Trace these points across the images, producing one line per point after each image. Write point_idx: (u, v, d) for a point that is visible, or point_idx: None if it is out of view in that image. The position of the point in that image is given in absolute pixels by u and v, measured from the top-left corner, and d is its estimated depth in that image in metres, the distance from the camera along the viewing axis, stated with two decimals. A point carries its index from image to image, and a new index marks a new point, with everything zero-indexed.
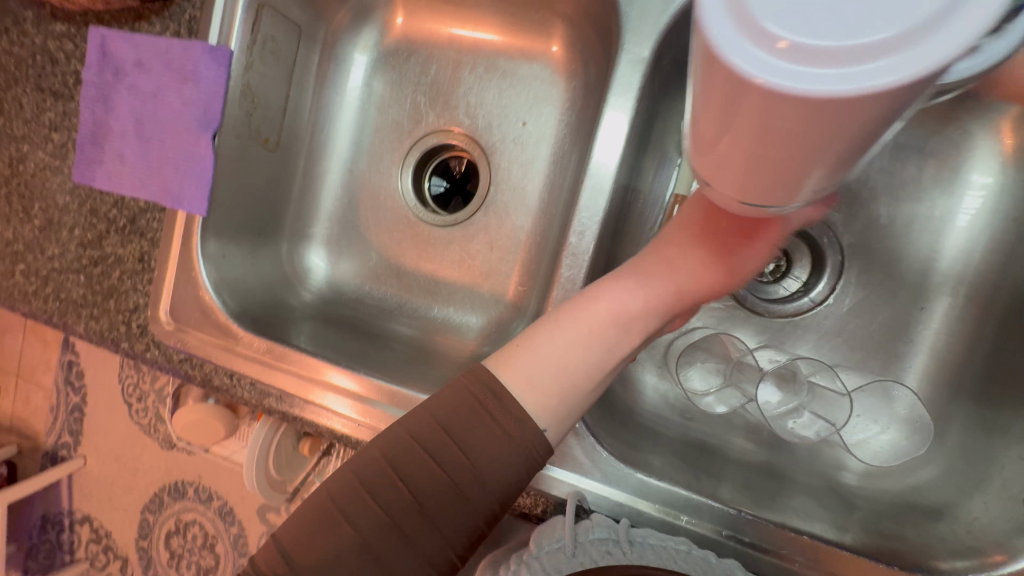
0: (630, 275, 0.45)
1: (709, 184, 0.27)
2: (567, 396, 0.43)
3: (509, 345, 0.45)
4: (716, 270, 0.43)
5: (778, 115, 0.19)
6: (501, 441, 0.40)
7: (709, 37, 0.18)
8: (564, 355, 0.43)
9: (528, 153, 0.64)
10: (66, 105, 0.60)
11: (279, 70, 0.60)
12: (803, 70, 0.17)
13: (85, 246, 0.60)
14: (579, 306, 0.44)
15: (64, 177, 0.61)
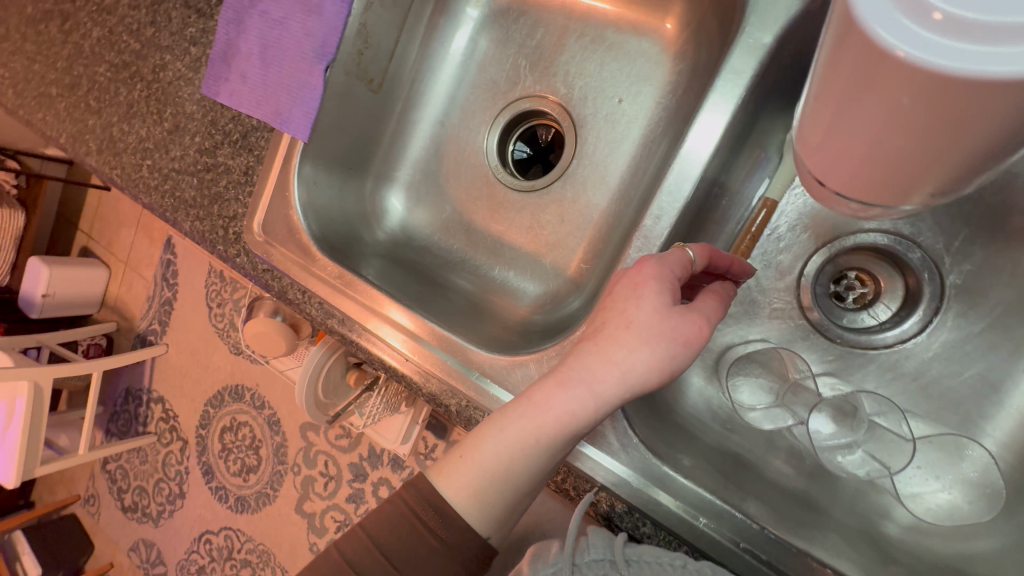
0: (579, 378, 0.40)
1: (827, 152, 0.30)
2: (506, 490, 0.43)
3: (455, 448, 0.45)
4: (678, 358, 0.40)
5: (914, 88, 0.22)
6: (504, 467, 0.42)
7: (859, 10, 0.21)
8: (509, 477, 0.42)
9: (619, 132, 0.63)
10: (207, 25, 0.68)
11: (395, 14, 0.63)
12: (949, 46, 0.20)
13: (202, 153, 0.67)
14: (521, 414, 0.41)
15: (195, 89, 0.68)
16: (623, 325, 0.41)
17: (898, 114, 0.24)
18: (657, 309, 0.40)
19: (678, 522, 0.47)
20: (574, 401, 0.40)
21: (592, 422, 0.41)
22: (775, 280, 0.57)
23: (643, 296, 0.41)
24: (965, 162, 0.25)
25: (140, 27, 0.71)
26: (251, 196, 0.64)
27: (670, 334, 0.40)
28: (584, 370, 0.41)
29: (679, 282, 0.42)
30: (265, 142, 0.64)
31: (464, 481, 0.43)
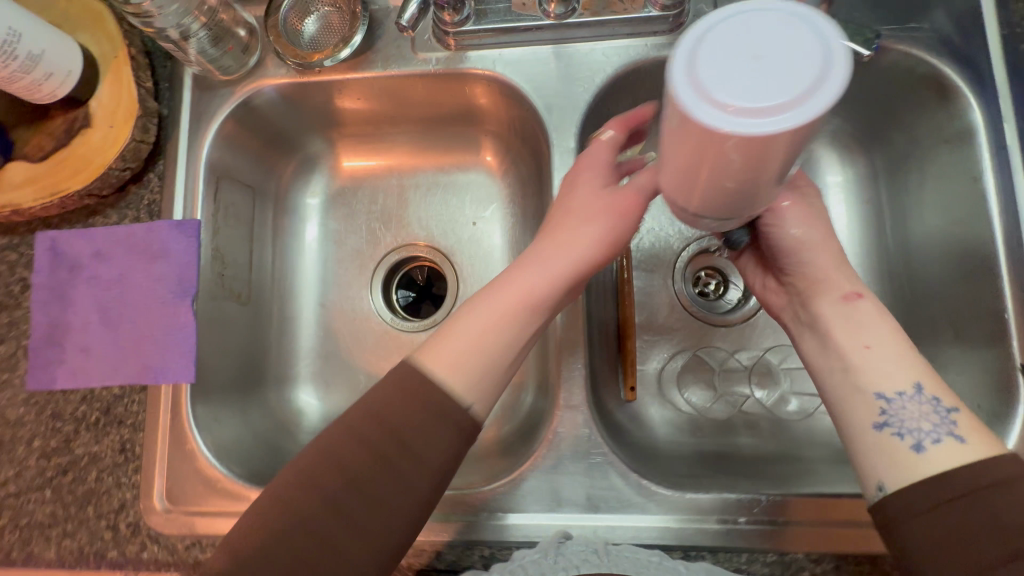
0: (527, 275, 0.45)
1: (674, 198, 0.34)
2: (495, 381, 0.43)
3: (433, 335, 0.44)
4: (619, 228, 0.46)
5: (726, 151, 0.26)
6: (434, 446, 0.41)
7: (680, 103, 0.25)
8: (479, 361, 0.43)
9: (485, 245, 0.71)
10: (11, 315, 0.58)
11: (241, 229, 0.64)
12: (736, 119, 0.24)
13: (49, 455, 0.55)
14: (478, 306, 0.44)
15: (15, 390, 0.57)
16: (612, 211, 0.46)
17: (718, 164, 0.27)
18: (604, 197, 0.47)
19: (725, 536, 0.48)
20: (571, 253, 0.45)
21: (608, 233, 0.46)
22: (661, 302, 0.69)
23: (581, 195, 0.47)
24: (768, 190, 0.31)
25: None
26: (140, 471, 0.54)
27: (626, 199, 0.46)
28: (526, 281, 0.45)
29: (612, 166, 0.49)
30: (139, 405, 0.55)
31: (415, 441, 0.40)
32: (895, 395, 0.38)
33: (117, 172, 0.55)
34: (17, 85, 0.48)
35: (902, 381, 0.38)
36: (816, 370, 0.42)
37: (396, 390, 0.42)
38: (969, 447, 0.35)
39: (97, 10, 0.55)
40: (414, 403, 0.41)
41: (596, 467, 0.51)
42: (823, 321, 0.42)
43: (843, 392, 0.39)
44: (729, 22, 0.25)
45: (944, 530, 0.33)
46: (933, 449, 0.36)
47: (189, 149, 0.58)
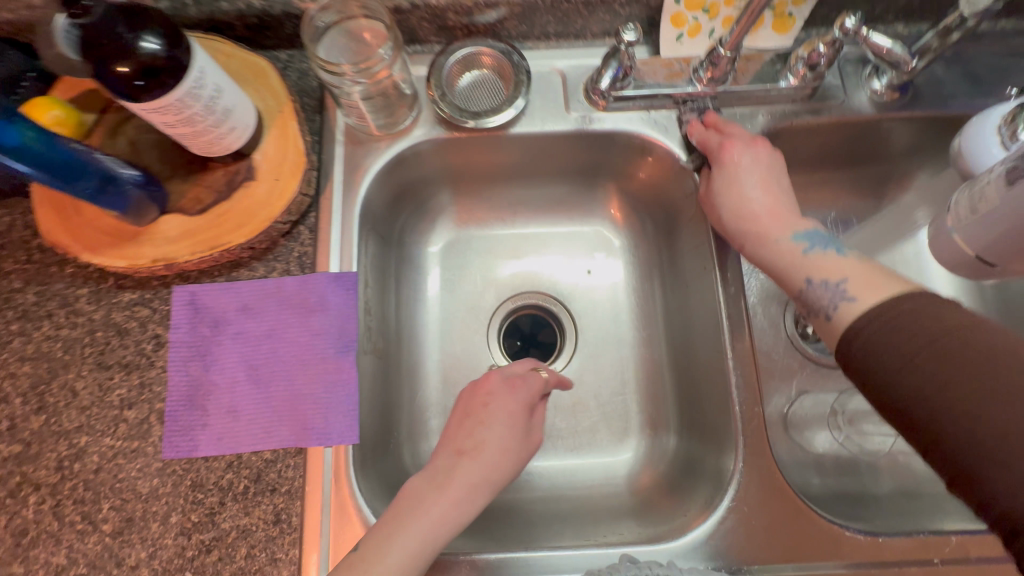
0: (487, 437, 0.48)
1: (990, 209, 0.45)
2: (447, 532, 0.45)
3: (373, 527, 0.45)
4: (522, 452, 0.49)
5: None
6: (434, 525, 0.44)
7: None
8: (427, 539, 0.44)
9: (604, 296, 0.73)
10: (143, 376, 0.54)
11: (378, 282, 0.63)
12: None
13: (189, 531, 0.50)
14: (467, 466, 0.47)
15: (147, 459, 0.52)
16: (509, 389, 0.51)
17: None
18: (493, 388, 0.51)
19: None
20: (498, 427, 0.49)
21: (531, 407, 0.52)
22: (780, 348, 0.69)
23: (498, 402, 0.50)
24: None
25: (20, 422, 0.53)
26: (298, 544, 0.50)
27: (507, 382, 0.52)
28: (534, 437, 0.52)
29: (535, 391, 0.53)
30: (294, 470, 0.51)
31: (428, 515, 0.44)
32: (811, 241, 0.49)
33: (279, 224, 0.54)
34: (203, 138, 0.48)
35: (836, 256, 0.47)
36: (750, 253, 0.53)
37: (454, 443, 0.48)
38: (858, 304, 0.42)
39: (260, 66, 0.56)
40: (434, 490, 0.45)
41: (782, 516, 0.51)
42: (773, 267, 0.50)
43: (777, 271, 0.50)
44: None
45: (901, 341, 0.37)
46: (841, 267, 0.45)
47: (344, 204, 0.58)
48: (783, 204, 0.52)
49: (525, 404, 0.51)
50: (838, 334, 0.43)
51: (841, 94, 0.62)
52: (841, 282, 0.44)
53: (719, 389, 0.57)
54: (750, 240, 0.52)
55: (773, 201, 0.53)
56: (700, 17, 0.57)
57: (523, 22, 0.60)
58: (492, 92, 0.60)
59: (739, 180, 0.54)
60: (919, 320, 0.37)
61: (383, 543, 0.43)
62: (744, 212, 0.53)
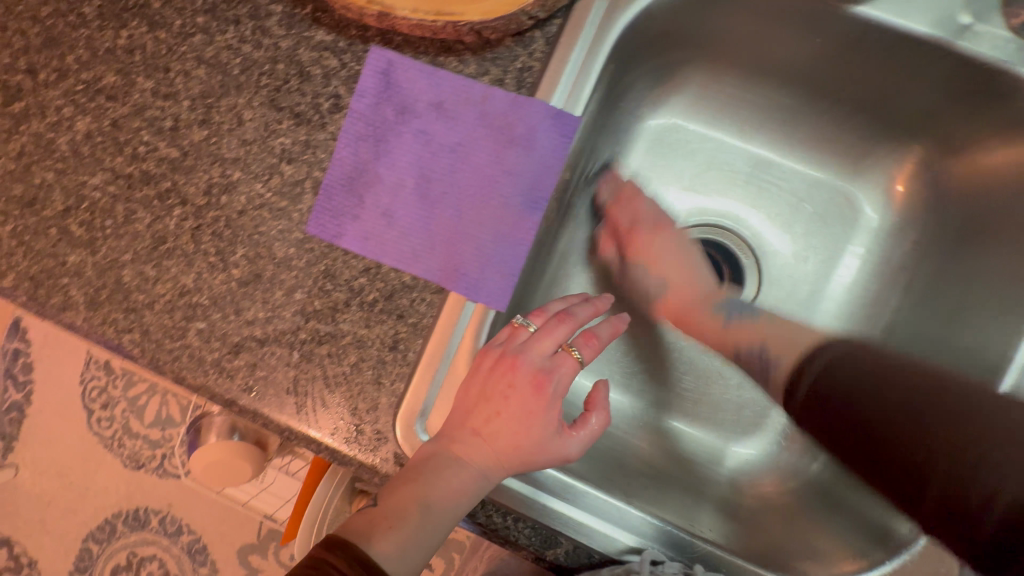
0: (493, 428, 0.43)
1: None
2: (453, 508, 0.40)
3: (397, 481, 0.40)
4: (547, 441, 0.43)
5: None
6: (435, 511, 0.40)
7: None
8: (448, 506, 0.40)
9: (812, 276, 0.58)
10: (311, 135, 0.47)
11: (583, 143, 0.51)
12: None
13: (308, 314, 0.47)
14: (481, 451, 0.42)
15: (289, 224, 0.47)
16: (532, 387, 0.44)
17: None
18: (518, 379, 0.44)
19: None
20: (520, 415, 0.43)
21: (529, 431, 0.43)
22: None
23: (506, 394, 0.43)
24: None
25: (181, 128, 0.48)
26: (406, 380, 0.46)
27: (530, 374, 0.44)
28: (562, 447, 0.43)
29: (559, 380, 0.45)
30: (427, 307, 0.46)
31: (456, 487, 0.41)
32: (715, 427, 0.57)
33: (524, 16, 0.41)
34: None
35: (735, 318, 0.56)
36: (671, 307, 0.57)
37: (469, 425, 0.43)
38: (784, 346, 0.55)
39: None
40: (439, 475, 0.40)
41: None
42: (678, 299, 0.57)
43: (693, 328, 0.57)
44: None
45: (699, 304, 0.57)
46: (669, 277, 0.58)
47: (602, 23, 0.44)
48: (677, 247, 0.58)
49: (547, 399, 0.44)
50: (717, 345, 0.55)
51: None
52: (752, 482, 0.55)
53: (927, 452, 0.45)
54: (647, 297, 0.59)
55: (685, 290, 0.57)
56: None
57: None
58: None
59: (673, 265, 0.58)
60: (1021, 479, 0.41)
61: (416, 500, 0.40)
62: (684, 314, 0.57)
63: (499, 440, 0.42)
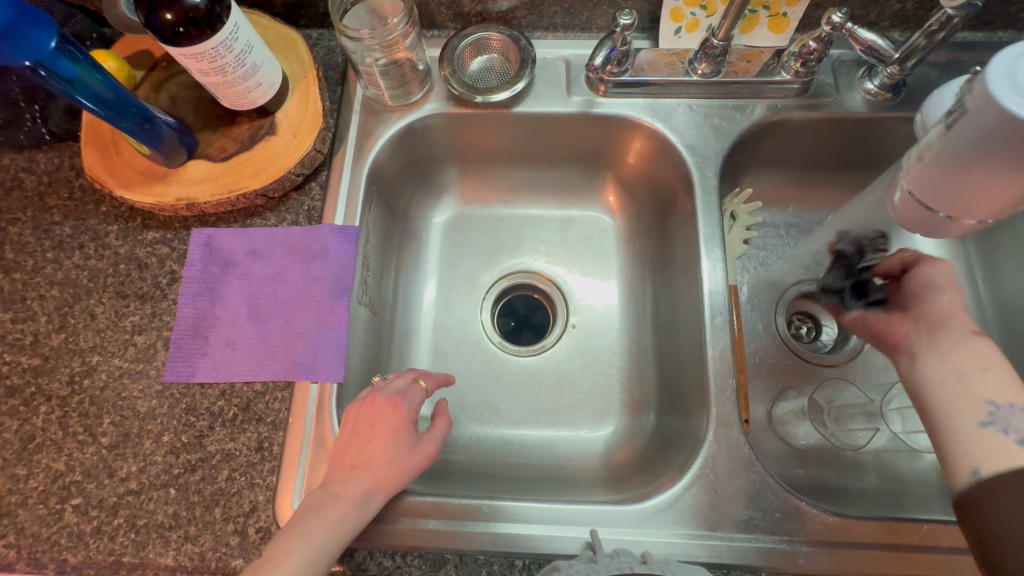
0: (365, 457, 0.48)
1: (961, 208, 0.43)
2: (337, 535, 0.44)
3: (288, 530, 0.44)
4: (414, 452, 0.50)
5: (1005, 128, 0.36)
6: (320, 544, 0.43)
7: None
8: (336, 534, 0.44)
9: (596, 280, 0.74)
10: (155, 306, 0.58)
11: (379, 242, 0.67)
12: None
13: (178, 450, 0.53)
14: (357, 480, 0.47)
15: (148, 381, 0.56)
16: (389, 410, 0.51)
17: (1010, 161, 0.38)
18: (374, 411, 0.51)
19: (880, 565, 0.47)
20: (385, 439, 0.49)
21: (393, 451, 0.49)
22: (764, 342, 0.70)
23: (372, 427, 0.50)
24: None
25: (41, 339, 0.57)
26: (276, 472, 0.52)
27: (384, 401, 0.51)
28: (427, 449, 0.51)
29: (413, 405, 0.53)
30: (280, 403, 0.54)
31: (337, 514, 0.45)
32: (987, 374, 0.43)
33: (292, 175, 0.58)
34: (233, 89, 0.53)
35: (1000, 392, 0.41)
36: (924, 389, 0.44)
37: (345, 466, 0.48)
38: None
39: (291, 37, 0.62)
40: (323, 510, 0.45)
41: (750, 491, 0.50)
42: (936, 309, 0.48)
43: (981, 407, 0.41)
44: None
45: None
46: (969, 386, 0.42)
47: (354, 164, 0.63)
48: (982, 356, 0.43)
49: (406, 416, 0.51)
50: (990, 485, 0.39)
51: (833, 93, 0.64)
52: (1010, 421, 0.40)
53: (695, 365, 0.59)
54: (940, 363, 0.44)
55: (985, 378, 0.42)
56: (697, 14, 0.60)
57: (532, 11, 0.64)
58: (500, 73, 0.65)
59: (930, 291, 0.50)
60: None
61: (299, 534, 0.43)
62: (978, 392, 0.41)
63: (371, 464, 0.48)
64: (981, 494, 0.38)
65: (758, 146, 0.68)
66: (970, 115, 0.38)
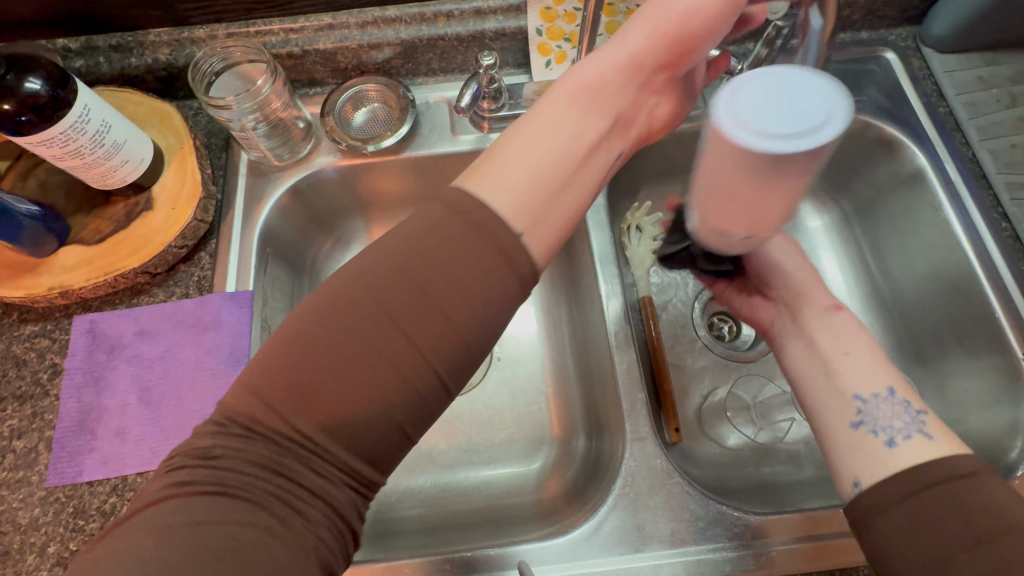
0: (507, 148, 0.39)
1: (722, 227, 0.41)
2: (413, 306, 0.33)
3: (479, 160, 0.40)
4: (561, 135, 0.40)
5: (741, 162, 0.32)
6: (379, 352, 0.32)
7: (724, 122, 0.31)
8: (530, 185, 0.38)
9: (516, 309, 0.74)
10: (36, 405, 0.54)
11: (283, 303, 0.65)
12: (764, 141, 0.30)
13: (65, 560, 0.49)
14: (474, 220, 0.36)
15: (30, 488, 0.51)
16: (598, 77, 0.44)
17: (740, 184, 0.34)
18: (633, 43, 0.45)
19: (805, 559, 0.47)
20: (558, 116, 0.41)
21: (543, 170, 0.39)
22: (684, 346, 0.71)
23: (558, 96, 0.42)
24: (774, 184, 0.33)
25: None
26: None
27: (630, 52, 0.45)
28: (582, 125, 0.42)
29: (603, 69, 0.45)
30: None
31: (447, 276, 0.34)
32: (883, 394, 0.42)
33: (174, 248, 0.57)
34: (96, 170, 0.52)
35: (898, 406, 0.41)
36: (801, 383, 0.46)
37: (443, 211, 0.36)
38: (934, 444, 0.38)
39: (165, 111, 0.61)
40: (403, 283, 0.34)
41: (672, 502, 0.50)
42: (796, 284, 0.50)
43: (841, 409, 0.42)
44: (761, 97, 0.31)
45: (913, 510, 0.35)
46: (853, 385, 0.43)
47: (244, 227, 0.61)
48: (866, 365, 0.43)
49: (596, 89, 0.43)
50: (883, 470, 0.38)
51: (701, 104, 0.67)
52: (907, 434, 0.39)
53: (609, 381, 0.59)
54: (812, 360, 0.46)
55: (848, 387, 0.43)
56: (563, 45, 0.64)
57: (408, 59, 0.66)
58: (384, 121, 0.66)
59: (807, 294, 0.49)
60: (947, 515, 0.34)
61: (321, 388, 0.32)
62: (839, 384, 0.43)
63: (487, 199, 0.36)
64: (866, 510, 0.37)
65: (645, 159, 0.71)
66: (715, 149, 0.33)
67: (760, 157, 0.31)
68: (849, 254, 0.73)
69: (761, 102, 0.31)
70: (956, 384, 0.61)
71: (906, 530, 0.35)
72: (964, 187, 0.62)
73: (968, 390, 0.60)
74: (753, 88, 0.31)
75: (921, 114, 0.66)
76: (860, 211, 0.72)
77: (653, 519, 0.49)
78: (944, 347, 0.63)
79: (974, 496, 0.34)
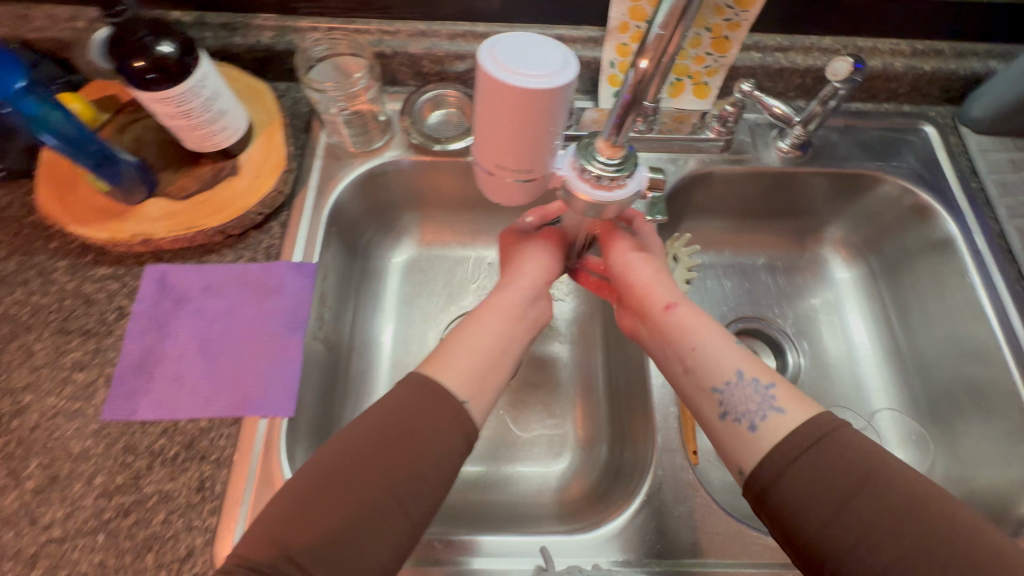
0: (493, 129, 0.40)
1: (486, 165, 0.42)
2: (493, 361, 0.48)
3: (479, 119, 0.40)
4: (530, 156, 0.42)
5: (496, 95, 0.35)
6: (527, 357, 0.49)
7: (496, 76, 0.34)
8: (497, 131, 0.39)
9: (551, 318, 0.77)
10: (100, 342, 0.57)
11: (338, 280, 0.69)
12: (522, 78, 0.34)
13: (111, 493, 0.51)
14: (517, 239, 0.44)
15: (85, 420, 0.54)
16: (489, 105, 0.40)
17: (511, 131, 0.37)
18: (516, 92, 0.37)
19: None
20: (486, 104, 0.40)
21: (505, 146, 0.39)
22: None
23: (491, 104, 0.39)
24: (526, 124, 0.36)
25: None
26: (217, 513, 0.50)
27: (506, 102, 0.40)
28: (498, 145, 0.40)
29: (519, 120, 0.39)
30: (226, 439, 0.53)
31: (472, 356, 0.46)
32: (744, 380, 0.46)
33: (252, 214, 0.60)
34: (198, 132, 0.56)
35: (766, 391, 0.45)
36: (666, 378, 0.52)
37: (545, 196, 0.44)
38: (788, 417, 0.43)
39: (259, 89, 0.66)
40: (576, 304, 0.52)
41: (693, 515, 0.52)
42: (636, 286, 0.54)
43: (701, 394, 0.48)
44: (518, 58, 0.34)
45: (812, 476, 0.40)
46: (705, 362, 0.49)
47: (317, 205, 0.65)
48: (713, 342, 0.49)
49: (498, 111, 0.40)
50: (757, 449, 0.43)
51: (752, 149, 0.73)
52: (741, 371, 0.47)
53: (640, 394, 0.62)
54: (667, 355, 0.51)
55: (699, 377, 0.48)
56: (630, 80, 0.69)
57: None
58: (456, 126, 0.70)
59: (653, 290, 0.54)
60: (834, 465, 0.40)
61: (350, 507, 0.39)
62: (698, 375, 0.49)
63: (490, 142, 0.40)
64: (765, 484, 0.41)
65: (691, 194, 0.75)
66: (485, 94, 0.36)
67: (518, 95, 0.34)
68: (871, 308, 0.77)
69: (508, 53, 0.34)
70: (964, 442, 0.65)
71: (813, 490, 0.39)
72: (991, 259, 0.66)
73: (975, 448, 0.63)
74: (506, 43, 0.35)
75: (955, 187, 0.71)
76: (888, 269, 0.76)
77: (674, 528, 0.52)
78: (956, 406, 0.66)
79: (848, 453, 0.40)
